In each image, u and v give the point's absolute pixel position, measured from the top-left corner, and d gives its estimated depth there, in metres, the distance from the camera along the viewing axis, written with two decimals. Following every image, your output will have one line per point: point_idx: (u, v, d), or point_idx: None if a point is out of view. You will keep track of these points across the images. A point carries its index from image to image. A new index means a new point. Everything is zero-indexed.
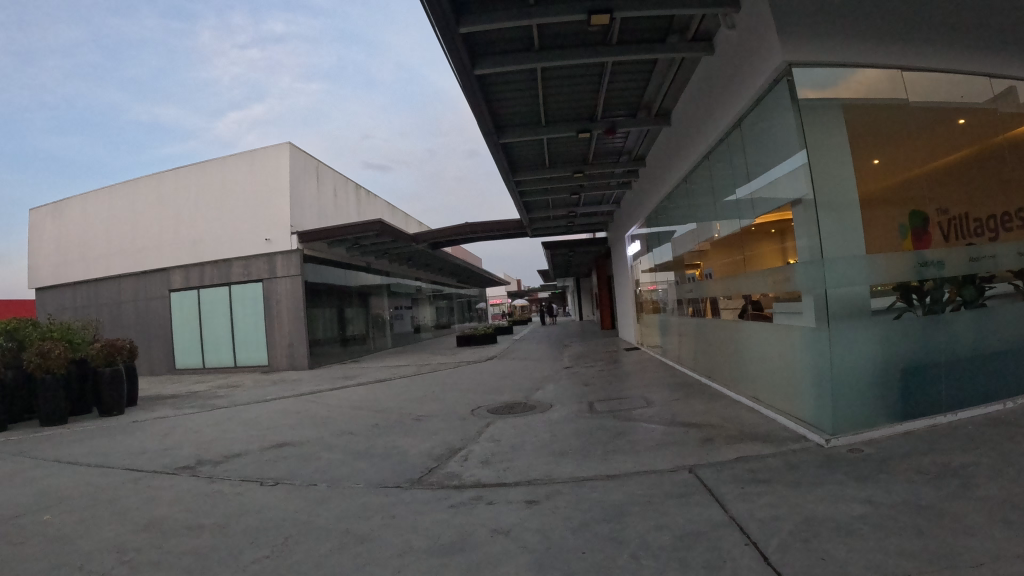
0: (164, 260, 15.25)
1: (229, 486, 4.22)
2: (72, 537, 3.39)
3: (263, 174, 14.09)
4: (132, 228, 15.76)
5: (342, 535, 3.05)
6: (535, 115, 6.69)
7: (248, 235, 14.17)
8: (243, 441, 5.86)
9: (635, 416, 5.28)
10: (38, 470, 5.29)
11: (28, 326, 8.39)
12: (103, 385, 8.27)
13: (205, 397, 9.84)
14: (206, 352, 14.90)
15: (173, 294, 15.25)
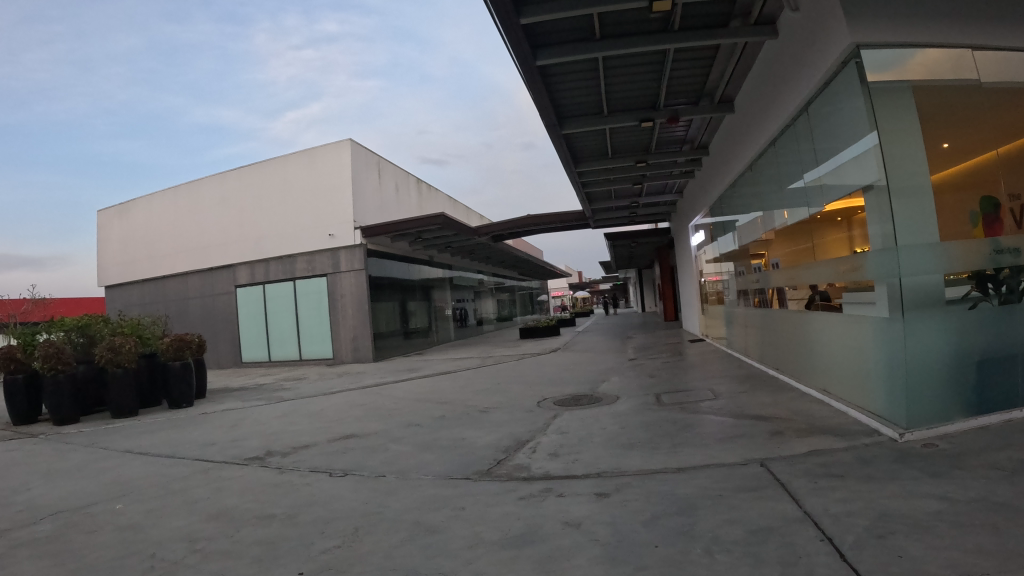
0: (230, 257, 15.62)
1: (298, 477, 4.30)
2: (151, 525, 3.51)
3: (325, 169, 14.27)
4: (198, 227, 16.20)
5: (412, 526, 3.07)
6: (596, 105, 6.63)
7: (311, 230, 14.41)
8: (308, 432, 5.98)
9: (703, 408, 5.21)
10: (115, 460, 5.48)
11: (99, 322, 8.69)
12: (173, 379, 8.47)
13: (271, 389, 10.10)
14: (271, 346, 15.20)
15: (239, 290, 15.61)
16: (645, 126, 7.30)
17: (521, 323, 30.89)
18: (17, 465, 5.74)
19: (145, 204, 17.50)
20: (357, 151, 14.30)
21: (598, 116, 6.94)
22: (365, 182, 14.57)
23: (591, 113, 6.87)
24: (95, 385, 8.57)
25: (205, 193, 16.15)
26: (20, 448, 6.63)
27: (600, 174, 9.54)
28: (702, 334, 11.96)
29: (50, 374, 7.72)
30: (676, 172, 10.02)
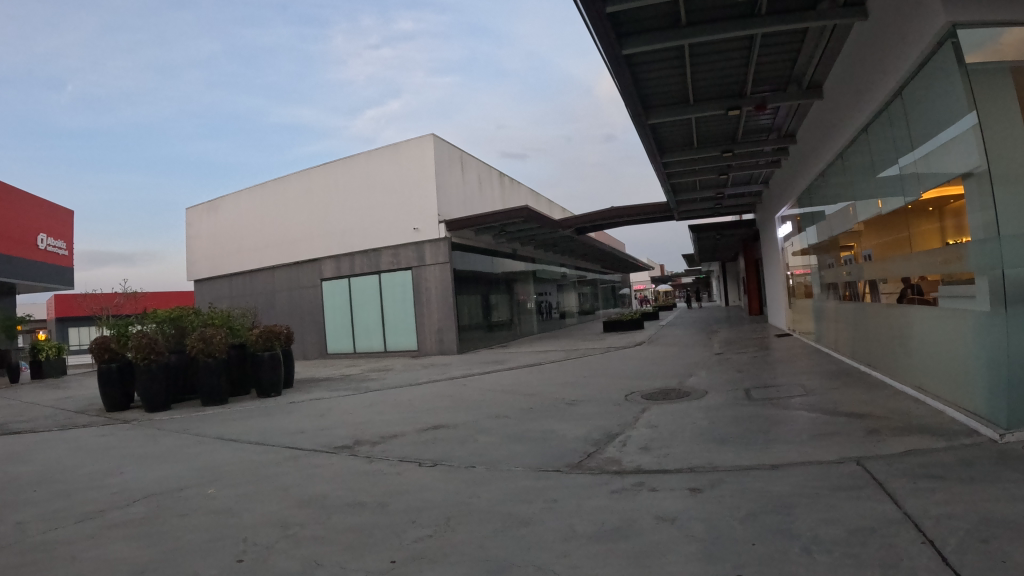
0: (317, 251, 16.03)
1: (389, 466, 4.38)
2: (251, 509, 3.63)
3: (408, 164, 14.46)
4: (286, 222, 16.66)
5: (504, 517, 3.09)
6: (682, 94, 6.54)
7: (395, 225, 14.64)
8: (398, 422, 6.09)
9: (794, 405, 5.09)
10: (214, 445, 5.70)
11: (191, 314, 9.05)
12: (262, 368, 8.74)
13: (358, 380, 10.32)
14: (356, 337, 15.52)
15: (324, 283, 16.00)
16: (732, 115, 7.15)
17: (603, 316, 30.76)
18: (124, 448, 6.05)
19: (234, 200, 18.08)
20: (439, 145, 14.43)
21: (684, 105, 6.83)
22: (448, 175, 14.70)
23: (677, 102, 6.77)
24: (187, 375, 8.91)
25: (290, 190, 16.63)
26: (125, 431, 6.99)
27: (685, 165, 9.40)
28: (789, 328, 11.67)
29: (145, 363, 8.06)
30: (762, 162, 9.78)
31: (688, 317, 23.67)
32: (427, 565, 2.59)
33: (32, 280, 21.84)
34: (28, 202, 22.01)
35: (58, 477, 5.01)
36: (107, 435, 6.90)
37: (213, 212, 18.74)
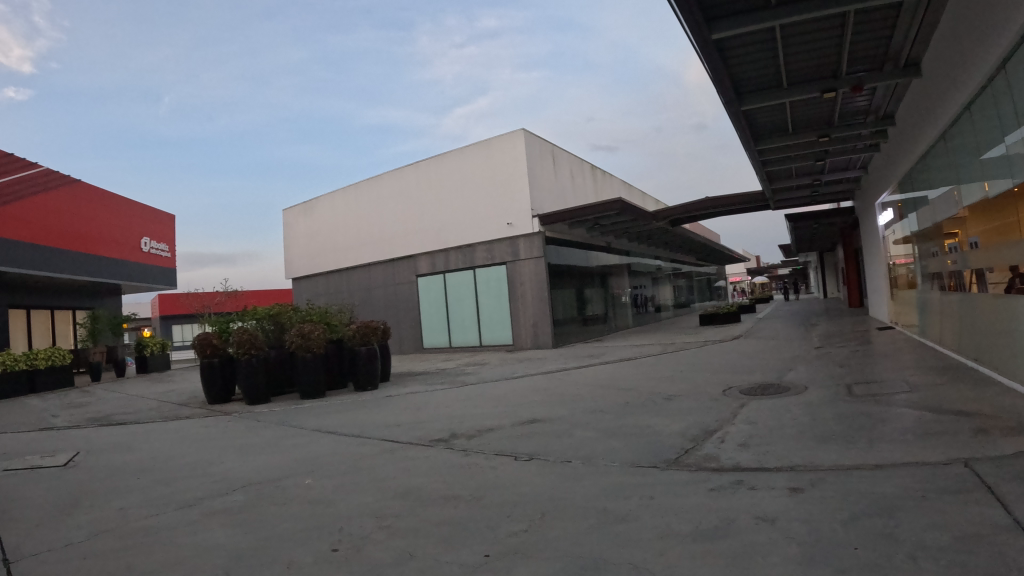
0: (412, 248, 16.33)
1: (484, 459, 4.42)
2: (350, 501, 3.72)
3: (501, 160, 14.53)
4: (382, 220, 17.02)
5: (599, 513, 3.08)
6: (775, 77, 6.37)
7: (489, 220, 14.75)
8: (494, 416, 6.17)
9: (896, 402, 4.90)
10: (315, 437, 5.87)
11: (289, 310, 9.32)
12: (360, 362, 8.95)
13: (454, 375, 10.49)
14: (452, 332, 15.75)
15: (420, 279, 16.30)
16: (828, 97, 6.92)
17: (698, 309, 30.28)
18: (232, 438, 6.32)
19: (331, 199, 18.57)
20: (531, 140, 14.45)
21: (777, 90, 6.66)
22: (540, 169, 14.70)
23: (770, 87, 6.60)
24: (287, 369, 9.23)
25: (385, 188, 17.00)
26: (232, 423, 7.29)
27: (780, 151, 9.15)
28: (893, 321, 11.22)
29: (246, 358, 8.38)
30: (862, 146, 9.42)
31: (786, 309, 23.03)
32: (521, 560, 2.61)
33: (139, 282, 23.31)
34: (132, 210, 23.17)
35: (172, 467, 5.28)
36: (216, 426, 7.22)
37: (311, 210, 19.30)
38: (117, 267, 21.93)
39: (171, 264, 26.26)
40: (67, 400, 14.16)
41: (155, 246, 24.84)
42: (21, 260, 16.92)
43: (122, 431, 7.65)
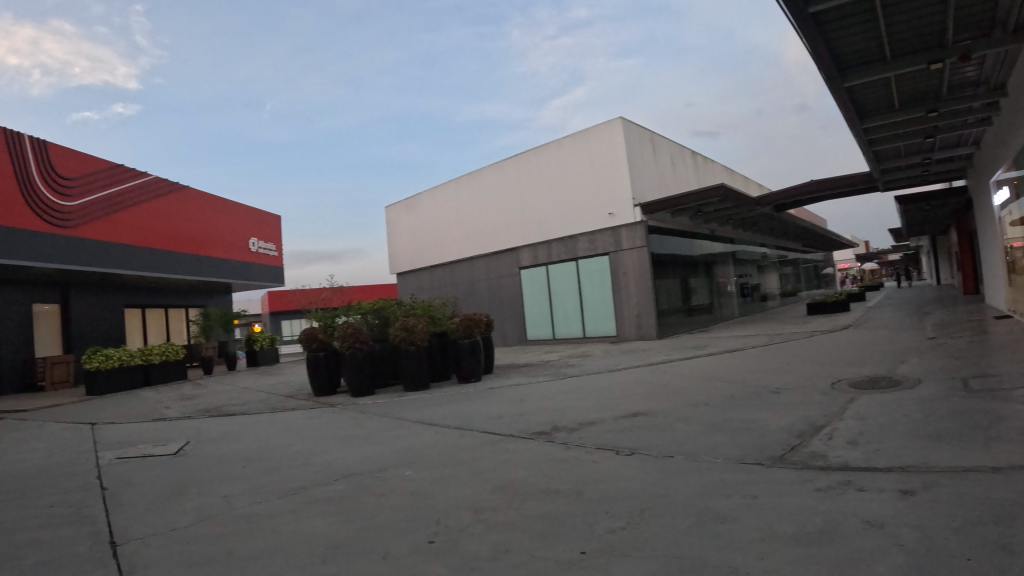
0: (516, 240, 17.39)
1: (585, 453, 4.75)
2: (452, 500, 3.94)
3: (603, 150, 14.89)
4: (496, 212, 17.96)
5: (701, 512, 3.14)
6: (877, 51, 6.09)
7: (591, 210, 15.26)
8: (594, 409, 6.51)
9: (1018, 397, 4.63)
10: (426, 431, 6.30)
11: (394, 304, 9.60)
12: (463, 354, 9.16)
13: (559, 366, 10.91)
14: (556, 324, 16.47)
15: (524, 271, 17.34)
16: (934, 69, 6.58)
17: (804, 298, 29.64)
18: (346, 433, 6.74)
19: (446, 190, 19.67)
20: (629, 129, 14.72)
21: (880, 64, 6.37)
22: (641, 158, 14.89)
23: (872, 62, 6.33)
24: (391, 360, 9.53)
25: (484, 184, 18.30)
26: (348, 416, 7.77)
27: (883, 127, 8.76)
28: (1011, 308, 10.64)
29: (351, 352, 8.70)
30: (971, 120, 8.94)
31: (896, 296, 22.25)
32: (617, 558, 2.71)
33: (246, 279, 25.97)
34: (243, 211, 26.40)
35: (293, 465, 5.69)
36: (331, 419, 7.72)
37: (415, 206, 20.91)
38: (223, 266, 24.52)
39: (277, 261, 28.95)
40: (184, 394, 15.44)
41: (259, 245, 27.46)
42: (133, 260, 19.89)
43: (251, 428, 8.28)
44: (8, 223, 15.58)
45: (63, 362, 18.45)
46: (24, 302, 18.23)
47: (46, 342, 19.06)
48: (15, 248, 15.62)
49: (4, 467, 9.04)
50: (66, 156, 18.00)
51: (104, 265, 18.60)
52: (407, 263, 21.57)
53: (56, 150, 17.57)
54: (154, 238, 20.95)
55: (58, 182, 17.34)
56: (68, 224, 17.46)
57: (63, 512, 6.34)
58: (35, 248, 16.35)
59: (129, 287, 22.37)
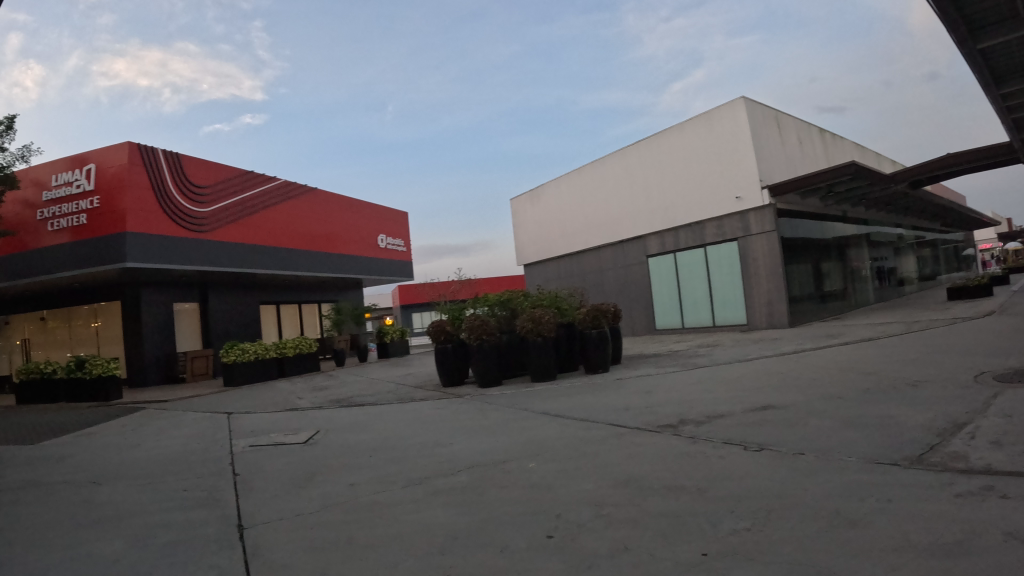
0: (666, 221, 18.98)
1: (713, 448, 5.48)
2: (605, 501, 4.66)
3: (732, 130, 16.44)
4: (637, 191, 20.06)
5: (828, 517, 3.72)
6: (1012, 9, 6.06)
7: (730, 185, 16.69)
8: (729, 401, 7.08)
9: None
10: (585, 429, 6.97)
11: (520, 297, 12.01)
12: (589, 344, 10.76)
13: (689, 357, 11.35)
14: (716, 310, 17.63)
15: (684, 254, 18.50)
16: None
17: (945, 281, 28.51)
18: (498, 433, 7.59)
19: (594, 169, 22.02)
20: (754, 109, 16.26)
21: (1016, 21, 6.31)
22: (766, 138, 16.38)
23: (1007, 19, 6.27)
24: (515, 348, 11.82)
25: (636, 173, 20.15)
26: (499, 415, 8.64)
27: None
28: None
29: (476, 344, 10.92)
30: None
31: None
32: (737, 562, 3.36)
33: (374, 273, 27.31)
34: (372, 210, 27.65)
35: (450, 465, 6.49)
36: (483, 417, 8.67)
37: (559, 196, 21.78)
38: (352, 262, 26.04)
39: (406, 257, 30.18)
40: (319, 383, 16.30)
41: (388, 241, 28.80)
42: (267, 259, 21.58)
43: (407, 424, 9.14)
44: (148, 231, 17.39)
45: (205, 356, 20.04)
46: (162, 302, 19.96)
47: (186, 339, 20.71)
48: (154, 253, 17.44)
49: (147, 451, 9.72)
50: (200, 165, 19.48)
51: (239, 265, 20.36)
52: (557, 246, 24.20)
53: (190, 159, 19.07)
54: (286, 237, 22.56)
55: (192, 190, 18.96)
56: (204, 229, 19.18)
57: (196, 497, 6.68)
58: (174, 253, 18.10)
59: (267, 284, 24.15)
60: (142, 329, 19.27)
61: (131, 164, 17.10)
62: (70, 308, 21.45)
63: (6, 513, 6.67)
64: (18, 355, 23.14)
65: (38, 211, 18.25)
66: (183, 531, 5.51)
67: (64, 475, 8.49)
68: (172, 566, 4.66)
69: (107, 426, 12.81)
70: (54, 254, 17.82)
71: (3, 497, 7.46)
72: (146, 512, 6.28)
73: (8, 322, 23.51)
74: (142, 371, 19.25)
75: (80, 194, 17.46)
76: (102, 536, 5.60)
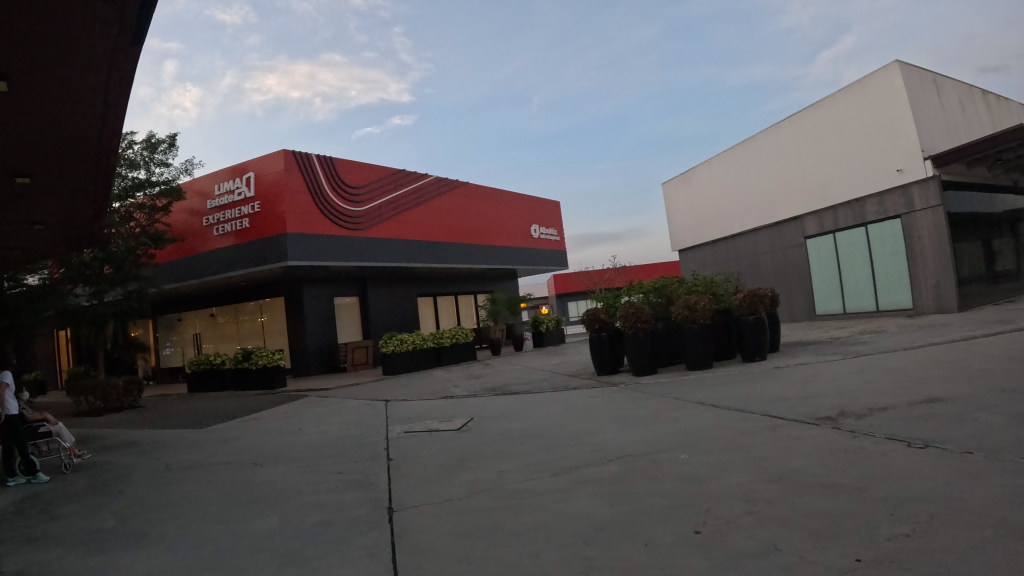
0: (822, 203, 18.07)
1: (874, 444, 5.10)
2: (757, 497, 4.42)
3: (888, 98, 15.43)
4: (794, 170, 19.11)
5: (1000, 525, 3.36)
6: None
7: (889, 162, 15.67)
8: (892, 393, 6.60)
9: None
10: (733, 422, 6.71)
11: (675, 284, 11.79)
12: (746, 330, 10.35)
13: (849, 345, 10.71)
14: (879, 295, 16.56)
15: (842, 234, 17.55)
16: None
17: None
18: (651, 423, 7.43)
19: (748, 147, 21.17)
20: (911, 74, 15.14)
21: None
22: (925, 104, 15.22)
23: None
24: (672, 335, 11.62)
25: (789, 153, 19.31)
26: (651, 405, 8.47)
27: None
28: None
29: (630, 332, 10.85)
30: None
31: None
32: (892, 571, 3.09)
33: (527, 263, 27.55)
34: (524, 201, 27.91)
35: (600, 455, 6.40)
36: (633, 407, 8.53)
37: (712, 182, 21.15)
38: (506, 253, 26.36)
39: (560, 246, 30.23)
40: (471, 373, 16.63)
41: (541, 232, 28.96)
42: (423, 252, 22.26)
43: (557, 413, 9.13)
44: (308, 231, 18.31)
45: (362, 346, 20.88)
46: (322, 297, 20.99)
47: (346, 330, 21.76)
48: (313, 251, 18.38)
49: (311, 436, 10.27)
50: (355, 165, 20.29)
51: (393, 259, 21.07)
52: (711, 231, 23.58)
53: (344, 162, 19.89)
54: (440, 231, 23.14)
55: (347, 190, 19.75)
56: (359, 226, 19.99)
57: (351, 480, 6.93)
58: (331, 250, 19.00)
59: (423, 278, 24.87)
60: (303, 323, 20.37)
61: (288, 170, 18.07)
62: (238, 304, 22.98)
63: (181, 490, 7.22)
64: (192, 348, 25.09)
65: (205, 218, 19.80)
66: (333, 511, 5.74)
67: (231, 457, 9.10)
68: (321, 544, 4.87)
69: (270, 413, 13.65)
70: (224, 256, 19.19)
71: (178, 475, 8.08)
72: (301, 493, 6.59)
73: (183, 318, 25.52)
74: (304, 362, 20.35)
75: (243, 201, 18.69)
76: (260, 514, 5.93)
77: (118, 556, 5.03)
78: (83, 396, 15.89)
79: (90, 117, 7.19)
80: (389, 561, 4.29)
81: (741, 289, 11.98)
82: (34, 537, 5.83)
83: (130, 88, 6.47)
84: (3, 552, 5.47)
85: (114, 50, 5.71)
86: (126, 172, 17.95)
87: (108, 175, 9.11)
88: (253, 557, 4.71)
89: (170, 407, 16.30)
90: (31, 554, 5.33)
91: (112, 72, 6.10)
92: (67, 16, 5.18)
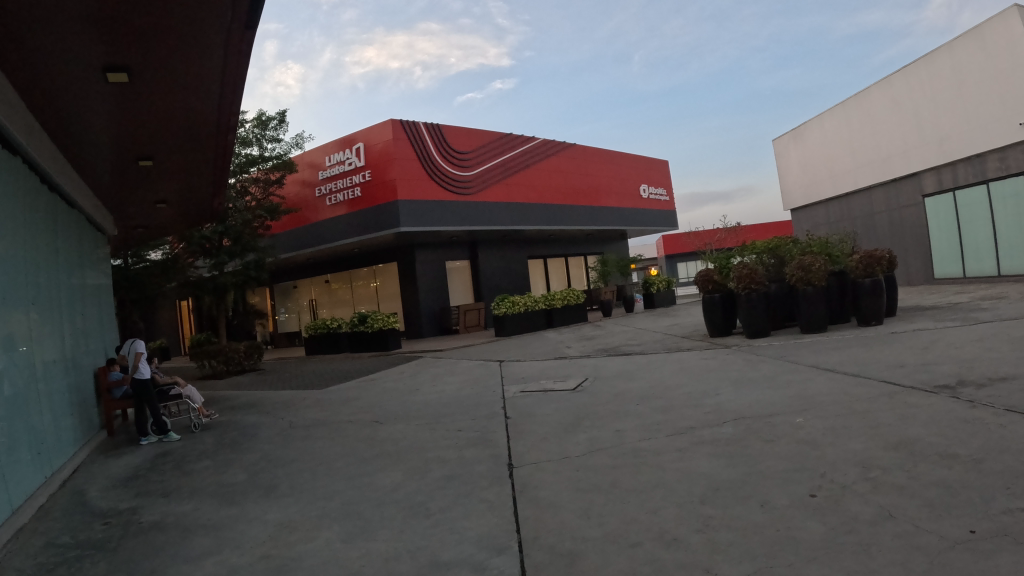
0: (937, 152, 17.30)
1: (990, 415, 5.15)
2: (875, 464, 4.57)
3: (1011, 41, 14.66)
4: (910, 119, 18.29)
5: None
6: None
7: (1009, 110, 14.89)
8: (1012, 362, 6.56)
9: None
10: (844, 388, 6.80)
11: (790, 244, 11.66)
12: (862, 293, 10.19)
13: (971, 310, 10.47)
14: (1001, 259, 15.99)
15: (961, 192, 16.86)
16: None
17: None
18: (765, 387, 7.56)
19: (861, 96, 20.34)
20: None
21: None
22: None
23: None
24: (785, 297, 11.53)
25: (903, 100, 18.49)
26: (764, 368, 8.57)
27: None
28: None
29: (743, 295, 10.88)
30: None
31: None
32: (1006, 544, 3.24)
33: (635, 223, 27.42)
34: (632, 159, 27.68)
35: (715, 416, 6.61)
36: (744, 371, 8.64)
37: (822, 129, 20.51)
38: (614, 213, 26.32)
39: (669, 206, 29.89)
40: (582, 335, 16.95)
41: (649, 190, 28.69)
42: (531, 217, 22.54)
43: (668, 376, 9.34)
44: (417, 199, 18.91)
45: (475, 309, 21.46)
46: (434, 263, 21.66)
47: (458, 296, 22.43)
48: (424, 218, 18.98)
49: (428, 396, 10.87)
50: (462, 133, 20.72)
51: (502, 224, 21.45)
52: (824, 186, 22.87)
53: (451, 129, 20.34)
54: (547, 193, 23.32)
55: (455, 157, 20.21)
56: (468, 191, 20.46)
57: (470, 437, 7.40)
58: (442, 214, 19.60)
59: (531, 242, 25.22)
60: (417, 288, 21.15)
61: (396, 139, 18.64)
62: (353, 271, 23.98)
63: (308, 446, 7.87)
64: (308, 314, 26.39)
65: (318, 189, 20.70)
66: (454, 467, 6.19)
67: (353, 415, 9.77)
68: (445, 497, 5.30)
69: (386, 374, 14.40)
70: (338, 225, 20.05)
71: (307, 433, 8.77)
72: (423, 449, 7.10)
73: (299, 285, 26.84)
74: (419, 326, 21.19)
75: (354, 170, 19.45)
76: (385, 469, 6.46)
77: (255, 508, 5.63)
78: (208, 360, 17.31)
79: (208, 100, 7.77)
80: (511, 515, 4.68)
81: (858, 249, 11.74)
82: (173, 491, 6.54)
83: (244, 69, 6.92)
84: (145, 505, 6.16)
85: (228, 30, 6.07)
86: (240, 150, 18.98)
87: (225, 153, 9.73)
88: (382, 509, 5.21)
89: (291, 370, 17.37)
90: (170, 505, 6.02)
91: (227, 53, 6.51)
92: (184, 7, 5.66)
